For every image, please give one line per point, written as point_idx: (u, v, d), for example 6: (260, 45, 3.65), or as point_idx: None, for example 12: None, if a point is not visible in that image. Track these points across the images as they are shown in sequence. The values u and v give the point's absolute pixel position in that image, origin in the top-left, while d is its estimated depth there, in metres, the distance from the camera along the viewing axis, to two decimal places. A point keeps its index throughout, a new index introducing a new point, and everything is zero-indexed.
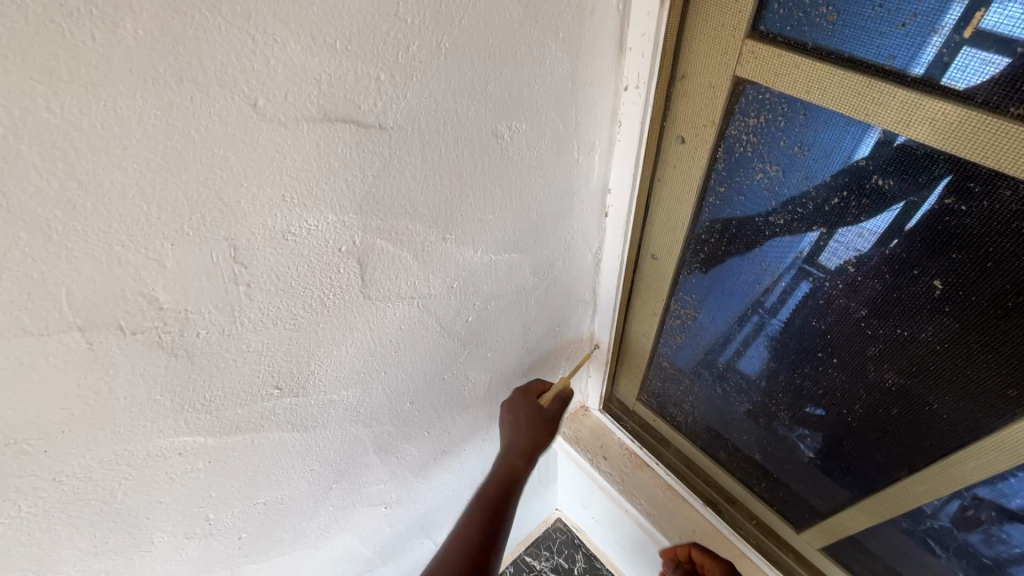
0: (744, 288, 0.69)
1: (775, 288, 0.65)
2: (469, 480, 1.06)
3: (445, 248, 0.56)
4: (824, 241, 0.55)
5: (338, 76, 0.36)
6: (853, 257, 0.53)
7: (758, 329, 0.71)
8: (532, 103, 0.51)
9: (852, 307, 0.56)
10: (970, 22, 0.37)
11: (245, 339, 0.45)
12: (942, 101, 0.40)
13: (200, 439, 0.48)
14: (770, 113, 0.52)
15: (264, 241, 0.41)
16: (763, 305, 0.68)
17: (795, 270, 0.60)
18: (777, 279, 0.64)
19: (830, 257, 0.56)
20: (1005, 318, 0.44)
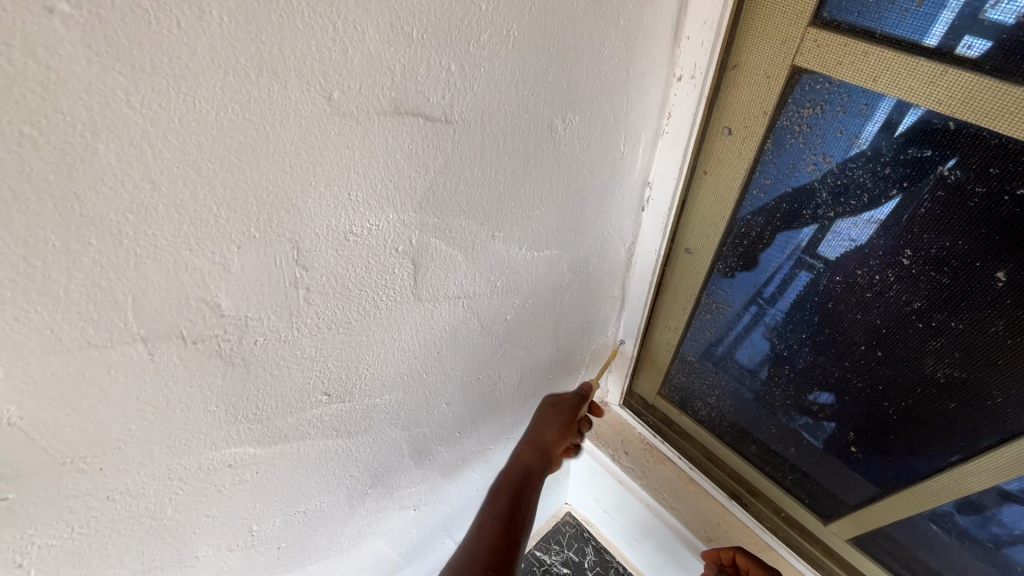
0: (753, 279, 0.72)
1: (775, 279, 0.69)
2: (494, 479, 1.04)
3: (492, 246, 0.54)
4: (821, 234, 0.60)
5: (412, 67, 0.34)
6: (849, 249, 0.58)
7: (757, 317, 0.75)
8: (587, 94, 0.49)
9: (905, 298, 0.56)
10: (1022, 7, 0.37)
11: (300, 345, 0.43)
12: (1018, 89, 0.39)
13: (251, 450, 0.46)
14: (827, 103, 0.51)
15: (326, 243, 0.39)
16: (762, 295, 0.72)
17: (795, 261, 0.64)
18: (777, 270, 0.68)
19: (829, 249, 0.60)
20: None
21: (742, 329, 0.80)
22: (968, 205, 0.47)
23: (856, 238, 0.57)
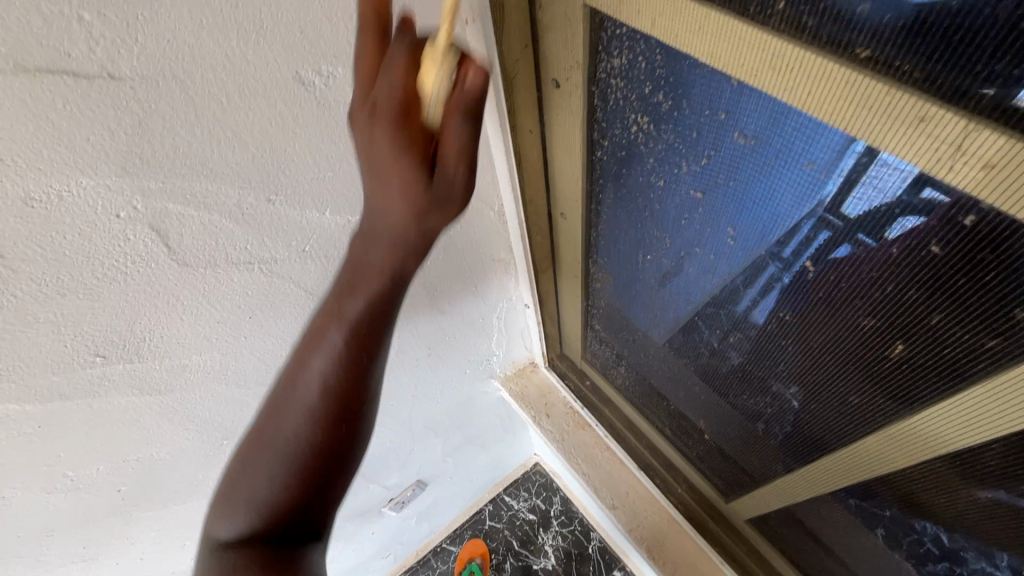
0: (743, 236, 0.46)
1: (787, 237, 0.42)
2: (403, 430, 1.08)
3: (275, 210, 0.51)
4: (841, 194, 0.35)
5: (17, 16, 0.31)
6: (878, 209, 0.33)
7: (767, 286, 0.47)
8: (341, 42, 0.44)
9: (816, 303, 0.43)
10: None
11: (27, 310, 0.43)
12: (787, 42, 0.31)
13: (15, 407, 0.48)
14: (630, 53, 0.43)
15: (0, 211, 0.37)
16: (773, 257, 0.44)
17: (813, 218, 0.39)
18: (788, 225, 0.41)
19: (851, 209, 0.35)
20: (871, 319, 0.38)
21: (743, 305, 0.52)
22: (761, 180, 0.41)
23: (890, 195, 0.32)
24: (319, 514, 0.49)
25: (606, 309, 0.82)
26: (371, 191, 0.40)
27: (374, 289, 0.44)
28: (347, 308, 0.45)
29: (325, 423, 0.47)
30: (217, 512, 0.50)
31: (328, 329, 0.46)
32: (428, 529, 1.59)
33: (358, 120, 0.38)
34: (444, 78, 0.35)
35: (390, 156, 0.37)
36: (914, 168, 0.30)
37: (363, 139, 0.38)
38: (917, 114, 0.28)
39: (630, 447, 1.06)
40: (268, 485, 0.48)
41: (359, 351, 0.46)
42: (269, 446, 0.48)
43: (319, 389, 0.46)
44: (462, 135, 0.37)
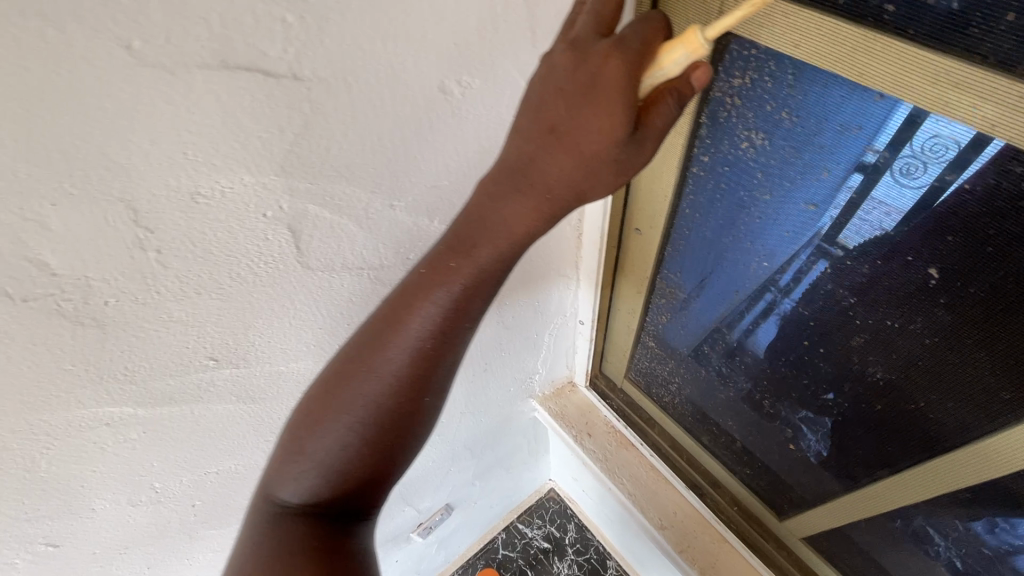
0: (754, 264, 0.61)
1: (789, 266, 0.57)
2: (446, 450, 1.06)
3: (394, 216, 0.52)
4: (844, 218, 0.48)
5: (232, 14, 0.32)
6: (876, 237, 0.46)
7: (769, 308, 0.63)
8: (484, 54, 0.46)
9: (928, 306, 0.45)
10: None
11: (165, 308, 0.42)
12: (954, 61, 0.34)
13: (129, 411, 0.47)
14: (755, 72, 0.46)
15: (169, 204, 0.37)
16: (776, 284, 0.60)
17: (812, 249, 0.52)
18: (790, 257, 0.55)
19: (851, 235, 0.48)
20: None
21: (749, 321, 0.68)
22: (772, 220, 0.55)
23: (886, 228, 0.45)
24: (388, 479, 0.47)
25: (669, 325, 0.83)
26: (561, 120, 0.39)
27: (500, 244, 0.42)
28: (460, 262, 0.42)
29: (413, 387, 0.44)
30: (281, 453, 0.46)
31: (444, 274, 0.42)
32: (446, 557, 1.54)
33: (580, 55, 0.39)
34: (686, 60, 0.37)
35: (614, 85, 0.37)
36: (906, 208, 0.42)
37: (571, 73, 0.39)
38: None
39: (675, 466, 1.06)
40: (346, 441, 0.44)
41: (461, 320, 0.44)
42: (353, 399, 0.44)
43: (412, 352, 0.44)
44: (663, 121, 0.38)
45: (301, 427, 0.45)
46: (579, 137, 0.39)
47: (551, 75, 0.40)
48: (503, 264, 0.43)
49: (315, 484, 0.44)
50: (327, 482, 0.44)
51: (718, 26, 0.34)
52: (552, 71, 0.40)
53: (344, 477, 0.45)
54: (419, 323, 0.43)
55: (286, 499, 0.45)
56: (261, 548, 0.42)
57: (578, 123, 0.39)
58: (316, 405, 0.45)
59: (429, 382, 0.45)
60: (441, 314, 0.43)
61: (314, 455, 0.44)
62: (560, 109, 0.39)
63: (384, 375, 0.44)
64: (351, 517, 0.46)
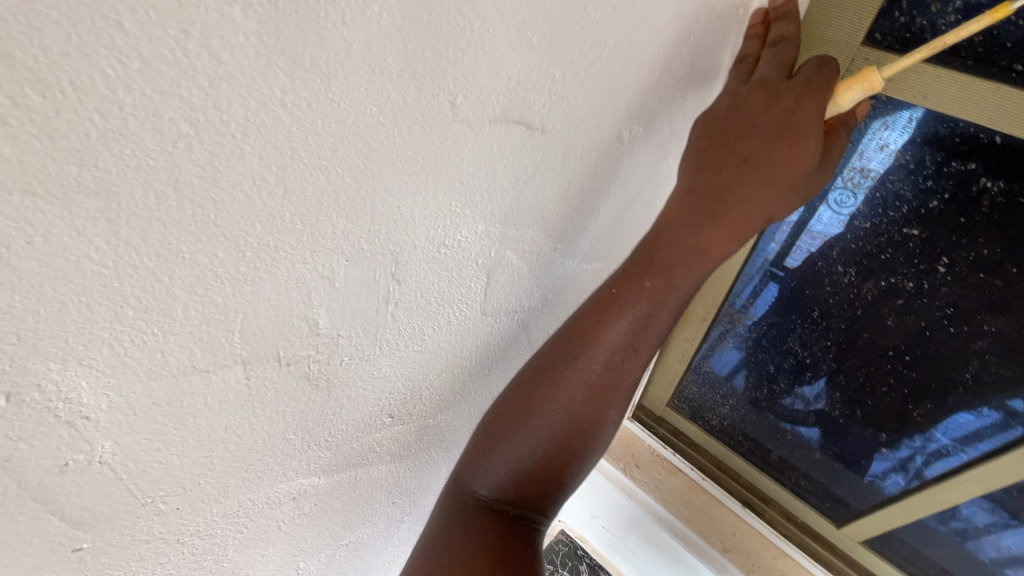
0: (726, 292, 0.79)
1: (746, 288, 0.76)
2: None
3: (552, 258, 0.53)
4: (789, 245, 0.68)
5: (526, 73, 0.33)
6: (808, 255, 0.67)
7: (732, 325, 0.83)
8: (651, 107, 0.49)
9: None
10: None
11: (378, 365, 0.40)
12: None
13: (314, 481, 0.43)
14: (872, 118, 0.54)
15: (421, 256, 0.36)
16: (735, 305, 0.79)
17: (765, 274, 0.72)
18: (748, 280, 0.75)
19: (792, 259, 0.68)
20: None
21: (716, 338, 0.86)
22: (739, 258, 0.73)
23: (812, 249, 0.66)
24: (564, 482, 0.52)
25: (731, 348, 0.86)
26: (754, 154, 0.46)
27: (690, 260, 0.48)
28: (652, 279, 0.49)
29: (599, 395, 0.50)
30: (473, 452, 0.52)
31: (637, 290, 0.49)
32: None
33: (773, 95, 0.46)
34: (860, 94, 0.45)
35: (807, 124, 0.45)
36: (828, 235, 0.64)
37: (765, 110, 0.46)
38: None
39: (726, 487, 1.09)
40: (540, 436, 0.50)
41: (647, 334, 0.50)
42: (550, 400, 0.50)
43: (606, 362, 0.49)
44: (840, 147, 0.47)
45: (496, 425, 0.51)
46: (773, 170, 0.46)
47: (738, 112, 0.47)
48: (690, 281, 0.49)
49: (507, 472, 0.50)
50: (517, 475, 0.51)
51: (896, 68, 0.42)
52: (740, 108, 0.48)
53: (530, 476, 0.51)
54: (614, 334, 0.49)
55: (480, 482, 0.51)
56: (461, 525, 0.50)
57: (773, 158, 0.46)
58: (510, 411, 0.51)
59: (612, 395, 0.51)
60: (631, 328, 0.49)
61: (509, 451, 0.50)
62: (756, 144, 0.46)
63: (578, 383, 0.50)
64: (531, 508, 0.52)
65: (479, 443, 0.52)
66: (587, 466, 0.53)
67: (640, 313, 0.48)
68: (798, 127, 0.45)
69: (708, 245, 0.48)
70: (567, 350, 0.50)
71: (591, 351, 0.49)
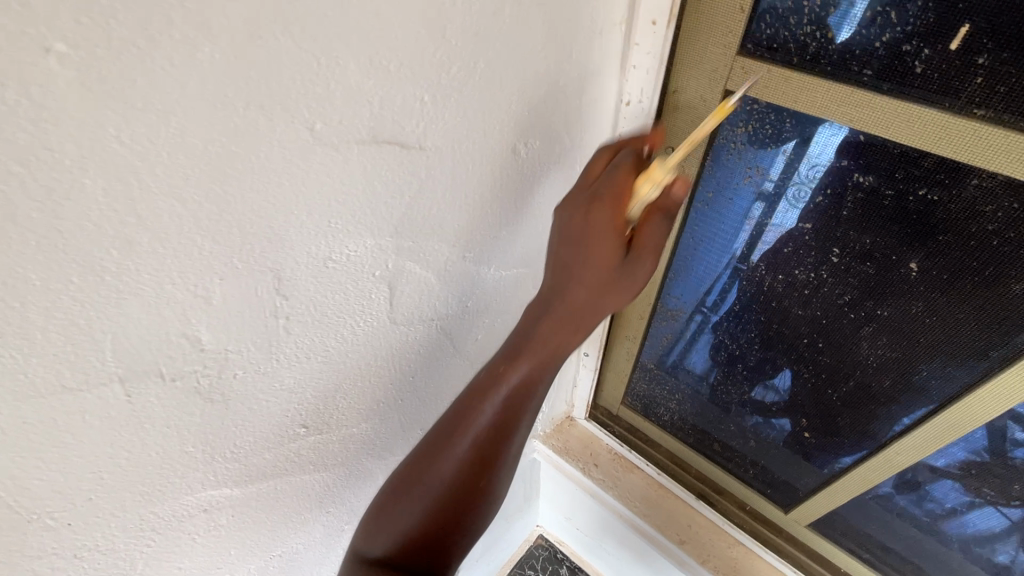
0: (690, 289, 0.77)
1: (714, 287, 0.74)
2: None
3: (464, 266, 0.56)
4: (752, 241, 0.65)
5: (389, 97, 0.36)
6: (769, 251, 0.64)
7: (703, 324, 0.80)
8: (546, 121, 0.52)
9: (912, 292, 0.55)
10: (957, 35, 0.40)
11: (279, 376, 0.42)
12: (922, 107, 0.44)
13: (227, 492, 0.45)
14: (757, 123, 0.56)
15: (306, 272, 0.39)
16: (705, 304, 0.77)
17: (730, 270, 0.70)
18: (716, 279, 0.73)
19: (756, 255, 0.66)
20: (999, 279, 0.48)
21: (689, 337, 0.85)
22: (701, 253, 0.71)
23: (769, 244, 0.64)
24: (452, 546, 0.54)
25: (671, 345, 0.89)
26: (571, 260, 0.48)
27: (550, 327, 0.49)
28: (522, 362, 0.49)
29: (479, 467, 0.52)
30: (371, 514, 0.54)
31: (506, 372, 0.49)
32: None
33: (572, 209, 0.48)
34: (656, 187, 0.45)
35: (605, 228, 0.46)
36: (786, 228, 0.60)
37: (574, 211, 0.48)
38: None
39: (681, 480, 1.12)
40: (422, 508, 0.52)
41: (521, 412, 0.50)
42: (433, 473, 0.51)
43: (484, 437, 0.50)
44: (656, 237, 0.46)
45: (400, 482, 0.53)
46: (588, 279, 0.48)
47: (556, 236, 0.50)
48: (550, 363, 0.50)
49: (392, 540, 0.52)
50: (403, 543, 0.52)
51: (668, 163, 0.44)
52: (558, 231, 0.50)
53: (416, 543, 0.52)
54: (490, 412, 0.49)
55: (370, 550, 0.52)
56: None
57: (587, 248, 0.47)
58: (400, 484, 0.53)
59: (494, 463, 0.52)
60: (502, 410, 0.49)
61: (396, 520, 0.52)
62: (568, 245, 0.48)
63: (457, 459, 0.51)
64: None
65: (374, 510, 0.54)
66: (476, 529, 0.55)
67: (513, 392, 0.49)
68: (597, 231, 0.47)
69: (554, 340, 0.49)
70: (448, 427, 0.51)
71: (469, 425, 0.50)
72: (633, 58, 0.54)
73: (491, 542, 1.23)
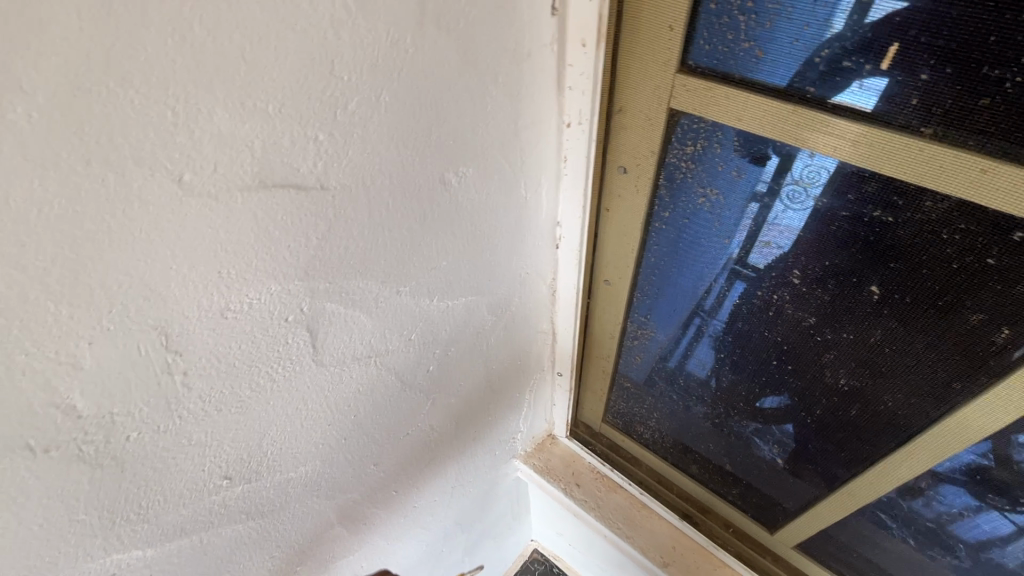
0: (681, 297, 0.69)
1: (710, 294, 0.65)
2: (438, 545, 0.95)
3: (400, 301, 0.53)
4: (749, 243, 0.57)
5: (273, 141, 0.33)
6: (778, 255, 0.54)
7: (700, 333, 0.71)
8: (477, 148, 0.50)
9: (874, 319, 0.51)
10: (887, 54, 0.38)
11: (185, 433, 0.40)
12: (866, 125, 0.41)
13: (139, 554, 0.42)
14: (704, 141, 0.52)
15: (199, 325, 0.36)
16: (702, 311, 0.68)
17: (727, 274, 0.61)
18: (709, 287, 0.64)
19: (757, 258, 0.57)
20: (958, 304, 0.45)
21: (685, 347, 0.76)
22: (686, 254, 0.63)
23: (782, 247, 0.54)
24: None
25: (667, 357, 0.80)
26: None
27: None
28: None
29: None
30: None
31: None
32: None
33: None
34: None
35: None
36: (799, 228, 0.51)
37: None
38: (981, 167, 0.37)
39: (664, 499, 1.08)
40: None
41: None
42: None
43: None
44: None
45: None
46: None
47: None
48: None
49: None
50: None
51: None
52: None
53: None
54: None
55: None
56: None
57: None
58: None
59: None
60: None
61: None
62: None
63: None
64: None
65: None
66: None
67: None
68: None
69: None
70: None
71: None
72: (568, 79, 0.52)
73: (477, 564, 1.20)
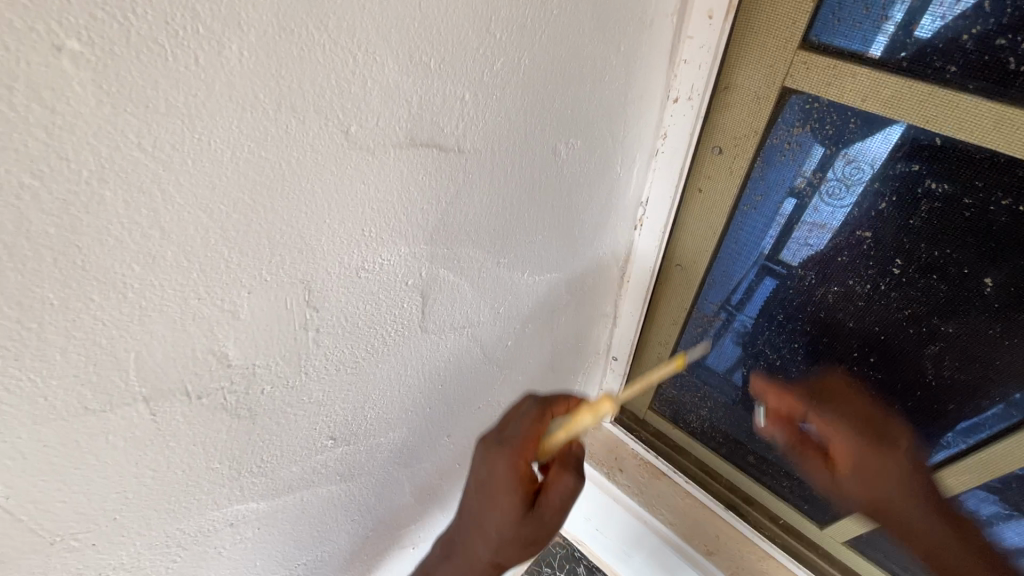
0: (720, 286, 0.72)
1: (739, 286, 0.69)
2: None
3: (497, 272, 0.53)
4: (782, 241, 0.61)
5: (429, 97, 0.33)
6: (808, 253, 0.60)
7: (727, 323, 0.76)
8: (589, 119, 0.49)
9: (989, 312, 0.50)
10: None
11: (308, 390, 0.40)
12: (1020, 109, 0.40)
13: (253, 506, 0.43)
14: (816, 123, 0.51)
15: (337, 282, 0.36)
16: (728, 303, 0.72)
17: (758, 268, 0.65)
18: (740, 279, 0.68)
19: (789, 253, 0.61)
20: None
21: (712, 337, 0.79)
22: (729, 246, 0.66)
23: (812, 244, 0.59)
24: None
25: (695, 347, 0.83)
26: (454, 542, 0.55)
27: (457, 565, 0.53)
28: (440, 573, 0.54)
29: None
30: None
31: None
32: None
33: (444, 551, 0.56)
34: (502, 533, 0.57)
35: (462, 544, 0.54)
36: (831, 226, 0.56)
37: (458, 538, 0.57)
38: None
39: (709, 489, 1.07)
40: None
41: None
42: None
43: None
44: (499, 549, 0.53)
45: None
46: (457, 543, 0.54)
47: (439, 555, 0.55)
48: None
49: None
50: None
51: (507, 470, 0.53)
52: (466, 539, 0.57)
53: None
54: None
55: None
56: None
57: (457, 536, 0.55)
58: None
59: None
60: None
61: None
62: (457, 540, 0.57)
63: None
64: None
65: None
66: None
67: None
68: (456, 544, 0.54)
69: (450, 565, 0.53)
70: None
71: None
72: (684, 51, 0.53)
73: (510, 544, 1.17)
